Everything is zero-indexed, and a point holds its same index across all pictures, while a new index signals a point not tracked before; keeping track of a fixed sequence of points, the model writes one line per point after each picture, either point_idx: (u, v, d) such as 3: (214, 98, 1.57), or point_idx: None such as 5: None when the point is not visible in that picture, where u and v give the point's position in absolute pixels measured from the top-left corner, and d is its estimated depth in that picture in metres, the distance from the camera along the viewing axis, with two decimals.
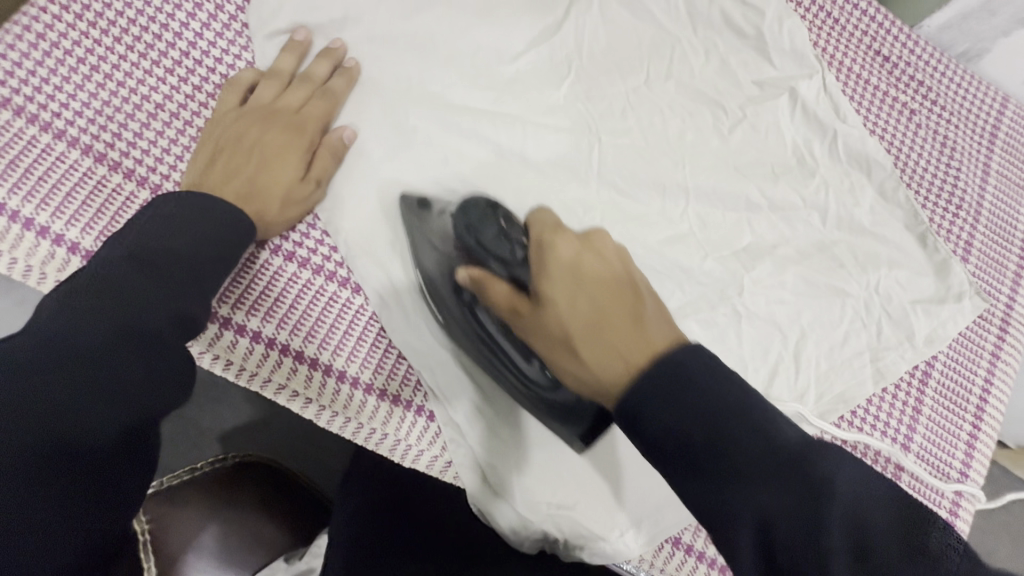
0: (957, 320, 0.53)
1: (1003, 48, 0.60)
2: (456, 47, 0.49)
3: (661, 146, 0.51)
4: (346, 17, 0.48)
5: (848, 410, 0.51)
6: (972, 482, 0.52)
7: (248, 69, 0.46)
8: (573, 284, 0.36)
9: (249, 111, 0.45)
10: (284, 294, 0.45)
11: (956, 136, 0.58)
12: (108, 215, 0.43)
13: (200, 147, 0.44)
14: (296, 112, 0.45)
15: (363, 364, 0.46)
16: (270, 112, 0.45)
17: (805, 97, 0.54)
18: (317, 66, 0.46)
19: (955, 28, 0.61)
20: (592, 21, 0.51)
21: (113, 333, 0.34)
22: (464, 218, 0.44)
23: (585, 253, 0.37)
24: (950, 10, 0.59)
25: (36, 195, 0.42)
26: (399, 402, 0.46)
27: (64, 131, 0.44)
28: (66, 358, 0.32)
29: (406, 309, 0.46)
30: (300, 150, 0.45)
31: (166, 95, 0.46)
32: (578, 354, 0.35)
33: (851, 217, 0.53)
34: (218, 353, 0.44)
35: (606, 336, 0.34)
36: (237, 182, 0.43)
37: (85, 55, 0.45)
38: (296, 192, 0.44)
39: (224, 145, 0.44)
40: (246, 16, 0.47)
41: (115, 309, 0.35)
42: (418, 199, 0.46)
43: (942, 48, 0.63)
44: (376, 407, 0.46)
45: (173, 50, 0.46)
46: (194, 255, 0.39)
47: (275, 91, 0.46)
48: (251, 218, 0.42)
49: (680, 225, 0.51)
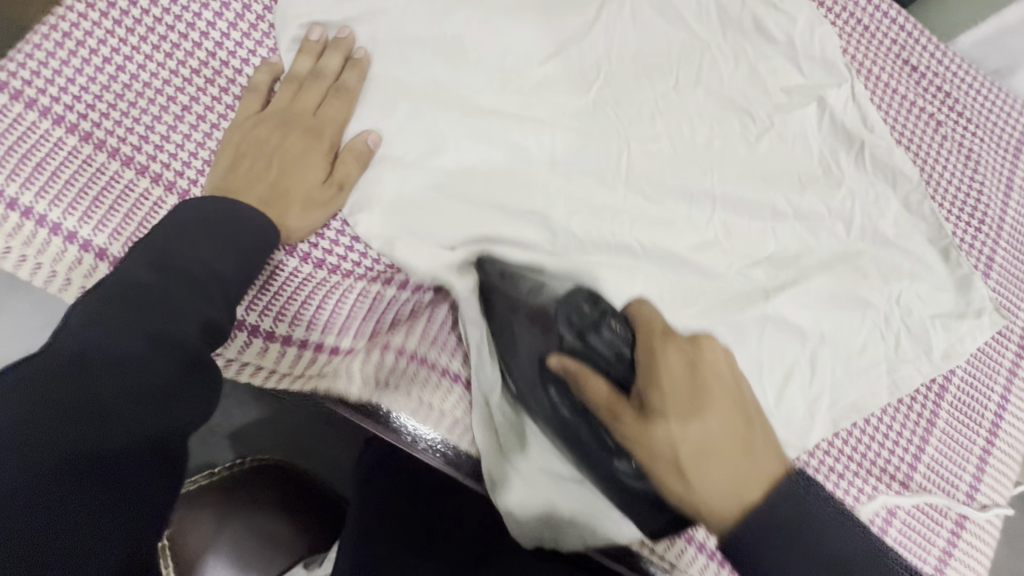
0: (975, 335, 0.53)
1: None
2: (485, 50, 0.48)
3: (687, 153, 0.51)
4: (375, 17, 0.47)
5: (862, 418, 0.52)
6: (981, 497, 0.53)
7: (264, 68, 0.46)
8: (683, 398, 0.38)
9: (268, 115, 0.45)
10: (310, 298, 0.46)
11: (981, 150, 0.58)
12: (135, 220, 0.43)
13: (222, 150, 0.44)
14: (313, 114, 0.45)
15: (394, 333, 0.48)
16: (286, 118, 0.45)
17: (834, 106, 0.54)
18: (330, 60, 0.45)
19: (991, 44, 0.63)
20: (622, 26, 0.51)
21: (140, 339, 0.34)
22: (566, 311, 0.45)
23: (696, 367, 0.40)
24: (988, 27, 0.62)
25: (63, 200, 0.42)
26: (426, 361, 0.48)
27: (90, 134, 0.44)
28: (95, 366, 0.32)
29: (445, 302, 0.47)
30: (322, 155, 0.45)
31: (192, 97, 0.45)
32: (688, 479, 0.37)
33: (876, 228, 0.53)
34: (247, 359, 0.46)
35: (717, 464, 0.37)
36: (259, 185, 0.43)
37: (111, 55, 0.44)
38: (316, 197, 0.44)
39: (244, 148, 0.44)
40: (273, 15, 0.47)
41: (142, 316, 0.34)
42: (500, 270, 0.47)
43: (975, 62, 0.65)
44: (407, 367, 0.47)
45: (199, 50, 0.46)
46: (219, 260, 0.39)
47: (292, 92, 0.45)
48: (274, 221, 0.43)
49: (704, 233, 0.50)
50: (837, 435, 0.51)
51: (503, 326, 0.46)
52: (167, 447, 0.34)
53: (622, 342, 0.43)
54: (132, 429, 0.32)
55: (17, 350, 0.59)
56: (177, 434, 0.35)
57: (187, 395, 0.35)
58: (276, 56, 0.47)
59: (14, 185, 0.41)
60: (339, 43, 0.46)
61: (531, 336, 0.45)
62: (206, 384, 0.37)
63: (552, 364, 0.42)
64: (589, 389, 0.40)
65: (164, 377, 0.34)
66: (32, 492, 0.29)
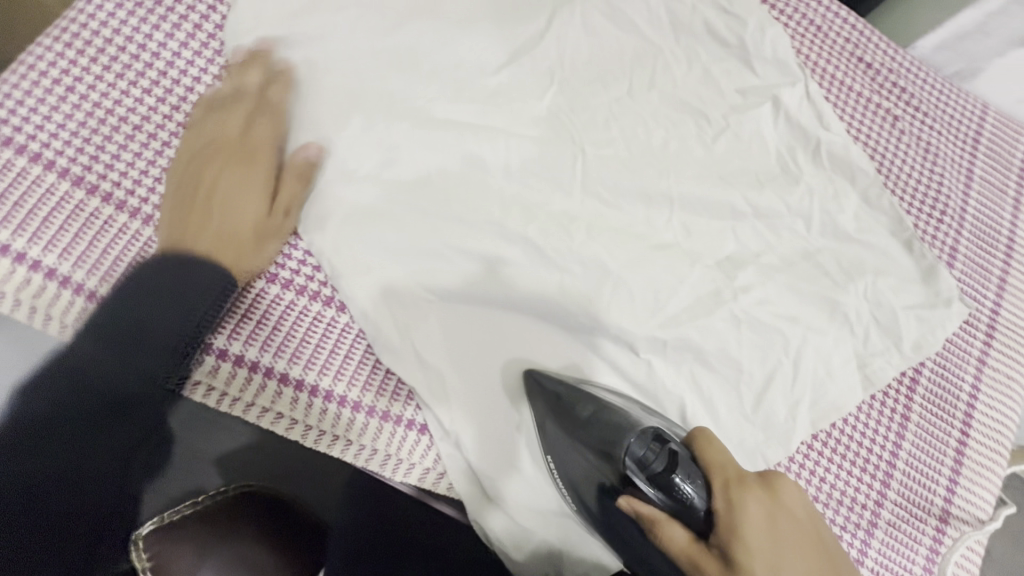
0: (946, 326, 0.53)
1: (997, 68, 0.60)
2: (437, 61, 0.49)
3: (644, 155, 0.51)
4: (325, 32, 0.47)
5: (840, 418, 0.51)
6: (961, 492, 0.52)
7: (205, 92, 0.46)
8: (775, 555, 0.36)
9: (201, 154, 0.44)
10: (266, 318, 0.44)
11: (939, 143, 0.59)
12: (85, 239, 0.42)
13: (164, 198, 0.43)
14: (244, 139, 0.45)
15: (350, 382, 0.45)
16: (221, 150, 0.44)
17: (788, 105, 0.54)
18: (250, 77, 0.46)
19: (951, 49, 0.61)
20: (574, 32, 0.51)
21: (87, 412, 0.38)
22: (637, 447, 0.42)
23: (776, 512, 0.38)
24: (946, 31, 0.60)
25: (13, 220, 0.41)
26: (388, 417, 0.45)
27: (40, 155, 0.43)
28: (54, 433, 0.38)
29: (415, 330, 0.45)
30: (265, 182, 0.45)
31: (143, 117, 0.45)
32: None
33: (837, 224, 0.53)
34: (201, 377, 0.43)
35: None
36: (215, 224, 0.43)
37: (62, 77, 0.45)
38: (267, 227, 0.44)
39: (185, 195, 0.43)
40: (223, 37, 0.47)
41: (85, 390, 0.38)
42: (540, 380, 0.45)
43: (936, 68, 0.63)
44: (364, 423, 0.44)
45: (151, 70, 0.46)
46: (168, 316, 0.39)
47: (218, 119, 0.45)
48: (229, 265, 0.42)
49: (664, 234, 0.50)
50: (817, 437, 0.50)
51: (558, 443, 0.45)
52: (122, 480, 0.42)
53: (692, 479, 0.39)
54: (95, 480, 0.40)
55: None
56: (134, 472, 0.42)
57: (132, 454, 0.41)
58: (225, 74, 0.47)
59: None
60: (285, 64, 0.47)
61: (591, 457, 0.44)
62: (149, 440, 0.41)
63: (621, 507, 0.40)
64: (666, 537, 0.38)
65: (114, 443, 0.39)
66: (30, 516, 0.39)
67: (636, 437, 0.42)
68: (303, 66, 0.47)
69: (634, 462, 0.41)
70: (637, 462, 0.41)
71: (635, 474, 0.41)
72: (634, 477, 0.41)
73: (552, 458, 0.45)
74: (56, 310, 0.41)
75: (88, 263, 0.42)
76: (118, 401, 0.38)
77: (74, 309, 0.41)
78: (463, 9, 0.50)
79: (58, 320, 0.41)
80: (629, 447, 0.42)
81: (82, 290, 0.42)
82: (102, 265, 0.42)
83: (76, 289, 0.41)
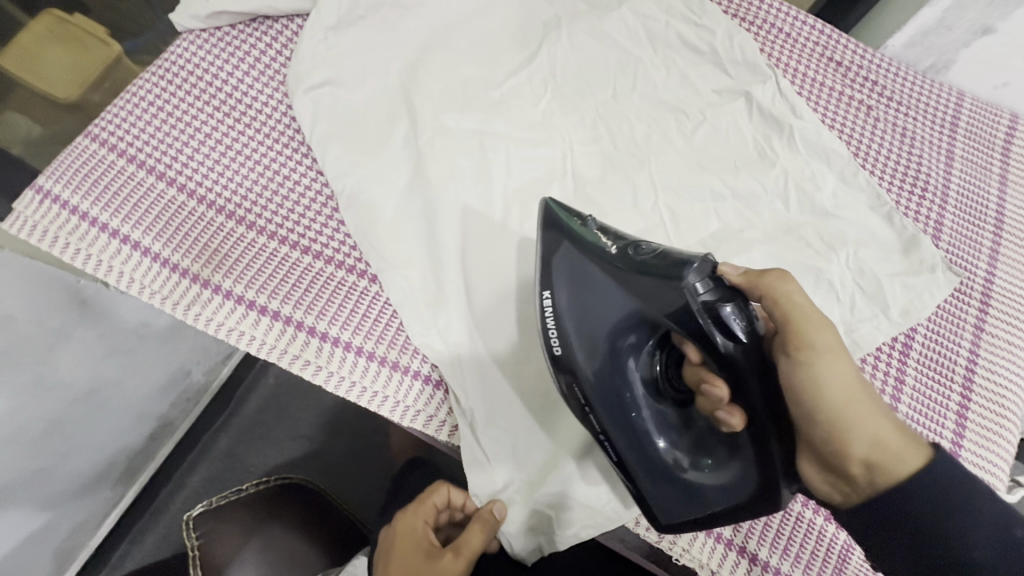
0: (933, 293, 0.55)
1: (967, 58, 0.63)
2: (448, 81, 0.58)
3: (628, 149, 0.58)
4: (356, 59, 0.57)
5: None
6: (966, 454, 0.52)
7: (309, 142, 0.55)
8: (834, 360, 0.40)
9: (402, 531, 0.53)
10: (299, 281, 0.51)
11: (915, 127, 0.62)
12: (163, 218, 0.52)
13: (397, 522, 0.54)
14: (420, 535, 0.52)
15: (367, 335, 0.50)
16: (415, 540, 0.52)
17: (761, 98, 0.60)
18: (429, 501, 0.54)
19: (919, 45, 0.65)
20: (562, 50, 0.60)
21: (297, 483, 0.80)
22: (698, 278, 0.41)
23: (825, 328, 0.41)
24: (911, 29, 0.64)
25: (112, 205, 0.52)
26: (397, 367, 0.50)
27: (134, 157, 0.54)
28: (297, 494, 0.79)
29: (440, 302, 0.51)
30: None
31: (213, 126, 0.56)
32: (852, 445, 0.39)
33: (813, 200, 0.57)
34: (243, 329, 0.49)
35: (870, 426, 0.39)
36: (405, 532, 0.52)
37: (155, 100, 0.57)
38: None
39: (402, 541, 0.52)
40: (287, 85, 0.57)
41: (301, 489, 0.80)
42: (573, 308, 0.45)
43: (910, 64, 0.67)
44: (376, 371, 0.50)
45: (221, 93, 0.57)
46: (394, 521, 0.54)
47: (407, 533, 0.52)
48: None
49: (651, 217, 0.56)
50: None
51: (570, 283, 0.45)
52: (312, 502, 0.79)
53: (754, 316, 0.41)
54: (312, 500, 0.80)
55: (162, 375, 0.83)
56: (311, 494, 0.80)
57: (312, 493, 0.80)
58: (289, 93, 0.57)
59: (77, 194, 0.52)
60: (336, 98, 0.56)
61: (623, 346, 0.45)
62: (312, 492, 0.80)
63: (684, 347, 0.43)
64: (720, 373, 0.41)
65: (303, 488, 0.80)
66: (305, 503, 0.79)
67: (698, 265, 0.41)
68: (348, 97, 0.56)
69: (690, 290, 0.40)
70: (696, 289, 0.40)
71: (692, 302, 0.40)
72: (687, 304, 0.40)
73: (552, 294, 0.46)
74: (138, 273, 0.50)
75: (164, 237, 0.52)
76: (302, 483, 0.80)
77: (151, 272, 0.51)
78: (470, 37, 0.60)
79: (138, 282, 0.50)
80: (691, 272, 0.41)
81: (158, 258, 0.51)
82: (174, 238, 0.52)
83: (153, 257, 0.51)
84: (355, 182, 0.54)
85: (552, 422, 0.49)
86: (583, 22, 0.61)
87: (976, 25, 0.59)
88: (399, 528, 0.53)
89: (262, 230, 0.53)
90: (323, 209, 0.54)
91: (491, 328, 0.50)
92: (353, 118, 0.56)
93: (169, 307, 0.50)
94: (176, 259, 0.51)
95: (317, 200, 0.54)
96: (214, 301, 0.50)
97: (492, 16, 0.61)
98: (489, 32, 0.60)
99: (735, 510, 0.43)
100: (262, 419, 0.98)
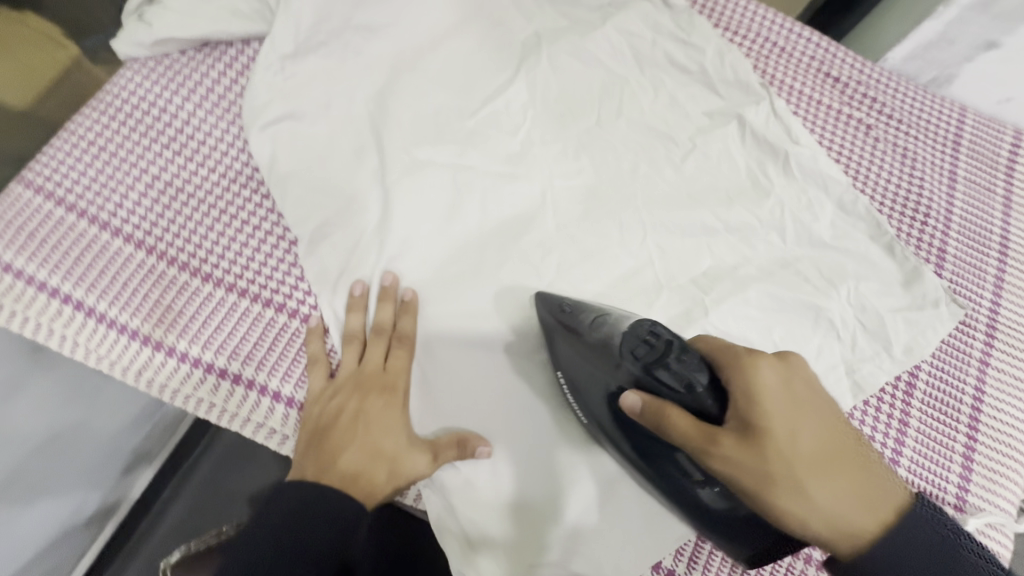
0: (937, 329, 0.52)
1: (970, 72, 0.60)
2: (418, 110, 0.54)
3: (613, 180, 0.54)
4: (318, 91, 0.53)
5: None
6: (973, 500, 0.49)
7: (270, 181, 0.51)
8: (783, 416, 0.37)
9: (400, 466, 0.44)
10: (262, 339, 0.49)
11: (916, 148, 0.59)
12: (108, 274, 0.49)
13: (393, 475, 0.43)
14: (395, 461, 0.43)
15: None
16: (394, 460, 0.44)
17: (753, 122, 0.56)
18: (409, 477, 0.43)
19: (920, 58, 0.61)
20: (543, 73, 0.56)
21: None
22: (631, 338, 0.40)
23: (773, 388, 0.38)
24: (910, 43, 0.61)
25: (51, 261, 0.48)
26: None
27: (75, 205, 0.50)
28: None
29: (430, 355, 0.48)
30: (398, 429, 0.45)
31: (161, 167, 0.52)
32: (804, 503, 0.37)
33: (811, 232, 0.54)
34: (201, 395, 0.47)
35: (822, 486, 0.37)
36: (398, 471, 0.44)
37: (96, 139, 0.52)
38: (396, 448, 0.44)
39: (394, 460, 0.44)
40: (242, 119, 0.53)
41: None
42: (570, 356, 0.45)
43: (910, 77, 0.63)
44: None
45: (170, 129, 0.53)
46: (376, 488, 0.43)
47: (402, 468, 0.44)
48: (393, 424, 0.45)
49: (639, 254, 0.52)
50: None
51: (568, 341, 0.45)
52: None
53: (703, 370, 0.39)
54: None
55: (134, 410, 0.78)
56: None
57: None
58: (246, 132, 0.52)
59: (12, 250, 0.48)
60: (296, 135, 0.52)
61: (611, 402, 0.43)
62: None
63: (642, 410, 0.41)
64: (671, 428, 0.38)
65: None
66: None
67: (626, 335, 0.41)
68: (310, 132, 0.52)
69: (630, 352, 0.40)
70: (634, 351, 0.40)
71: (630, 364, 0.40)
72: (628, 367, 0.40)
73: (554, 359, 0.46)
74: (83, 337, 0.47)
75: (110, 296, 0.48)
76: None
77: (97, 336, 0.47)
78: (441, 61, 0.55)
79: (84, 347, 0.47)
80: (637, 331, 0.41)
81: (105, 318, 0.48)
82: (122, 296, 0.48)
83: (99, 319, 0.48)
84: (317, 226, 0.50)
85: (534, 485, 0.46)
86: (564, 42, 0.57)
87: (980, 40, 0.56)
88: (306, 336, 0.48)
89: (218, 283, 0.50)
90: (283, 258, 0.51)
91: (484, 394, 0.47)
92: (315, 155, 0.51)
93: (119, 373, 0.47)
94: (126, 320, 0.48)
95: (277, 247, 0.51)
96: (167, 366, 0.48)
97: (466, 36, 0.56)
98: (463, 54, 0.56)
99: (778, 545, 0.40)
100: (236, 453, 0.91)
